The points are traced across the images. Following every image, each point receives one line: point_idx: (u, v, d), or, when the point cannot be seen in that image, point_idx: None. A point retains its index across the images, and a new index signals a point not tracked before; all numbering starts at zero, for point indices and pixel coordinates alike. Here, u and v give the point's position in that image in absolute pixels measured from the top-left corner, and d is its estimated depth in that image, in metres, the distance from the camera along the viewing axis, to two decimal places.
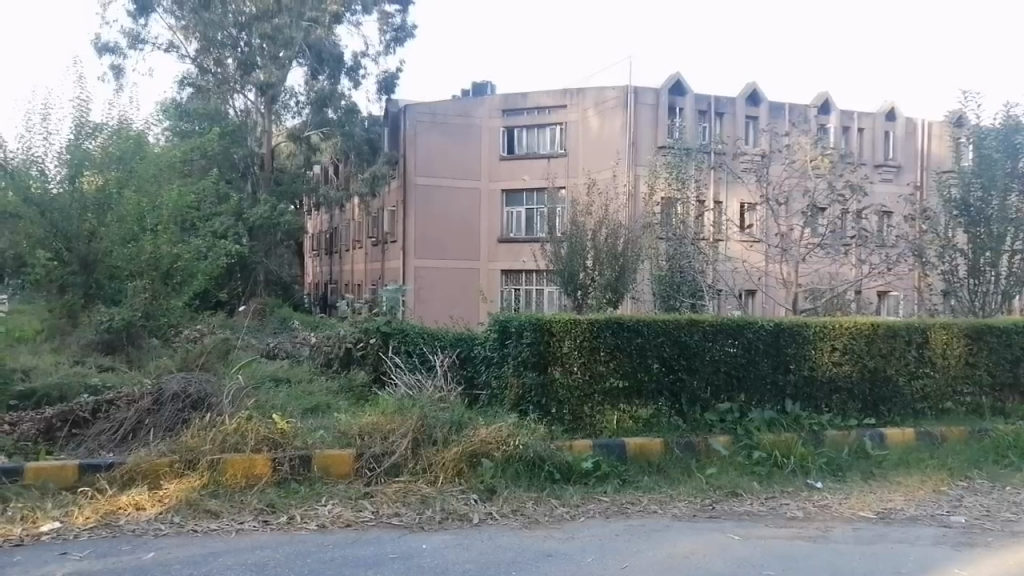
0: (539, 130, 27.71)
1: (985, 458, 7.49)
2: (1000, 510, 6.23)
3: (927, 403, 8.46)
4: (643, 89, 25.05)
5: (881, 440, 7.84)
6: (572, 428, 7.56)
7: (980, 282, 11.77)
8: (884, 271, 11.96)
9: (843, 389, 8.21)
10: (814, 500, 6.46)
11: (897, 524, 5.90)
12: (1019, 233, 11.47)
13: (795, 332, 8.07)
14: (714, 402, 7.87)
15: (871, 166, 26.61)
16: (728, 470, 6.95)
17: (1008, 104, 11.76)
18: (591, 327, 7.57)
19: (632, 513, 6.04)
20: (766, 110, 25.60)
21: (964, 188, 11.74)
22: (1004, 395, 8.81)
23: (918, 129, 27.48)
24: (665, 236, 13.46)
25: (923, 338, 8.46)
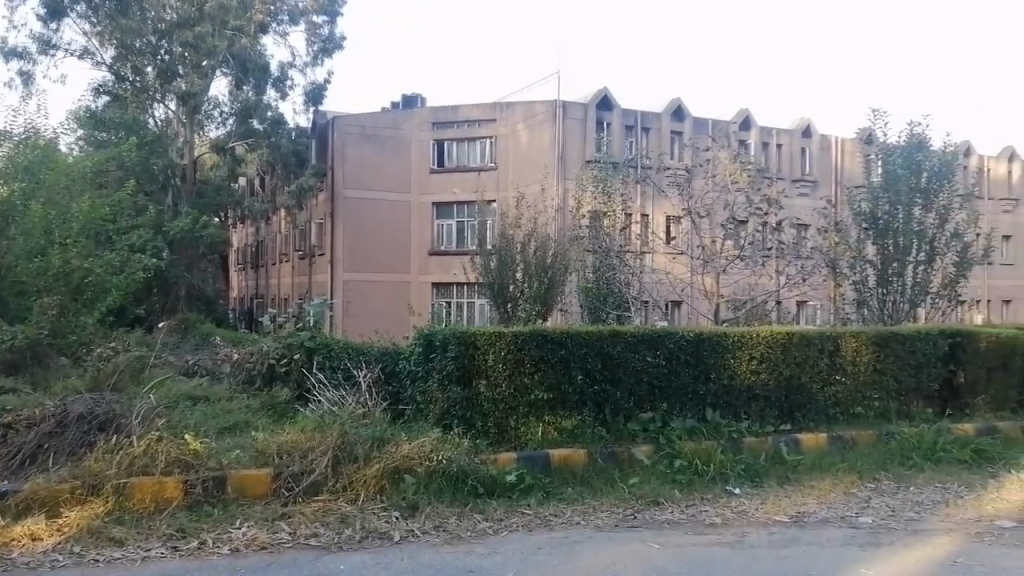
0: (469, 143, 27.71)
1: (892, 460, 7.83)
2: (903, 509, 6.52)
3: (839, 409, 8.79)
4: (572, 103, 25.36)
5: (796, 446, 8.10)
6: (497, 441, 7.54)
7: (889, 291, 12.32)
8: (799, 281, 12.41)
9: (761, 397, 8.45)
10: (732, 506, 6.61)
11: (809, 527, 6.10)
12: (923, 245, 12.08)
13: (715, 341, 8.26)
14: (637, 412, 7.97)
15: (789, 180, 27.66)
16: (650, 479, 7.06)
17: (912, 122, 12.39)
18: (516, 340, 7.58)
19: (555, 526, 6.06)
20: (690, 126, 26.29)
21: (873, 201, 12.31)
22: (910, 400, 9.22)
23: (832, 145, 28.73)
24: (591, 248, 13.64)
25: (835, 346, 8.79)
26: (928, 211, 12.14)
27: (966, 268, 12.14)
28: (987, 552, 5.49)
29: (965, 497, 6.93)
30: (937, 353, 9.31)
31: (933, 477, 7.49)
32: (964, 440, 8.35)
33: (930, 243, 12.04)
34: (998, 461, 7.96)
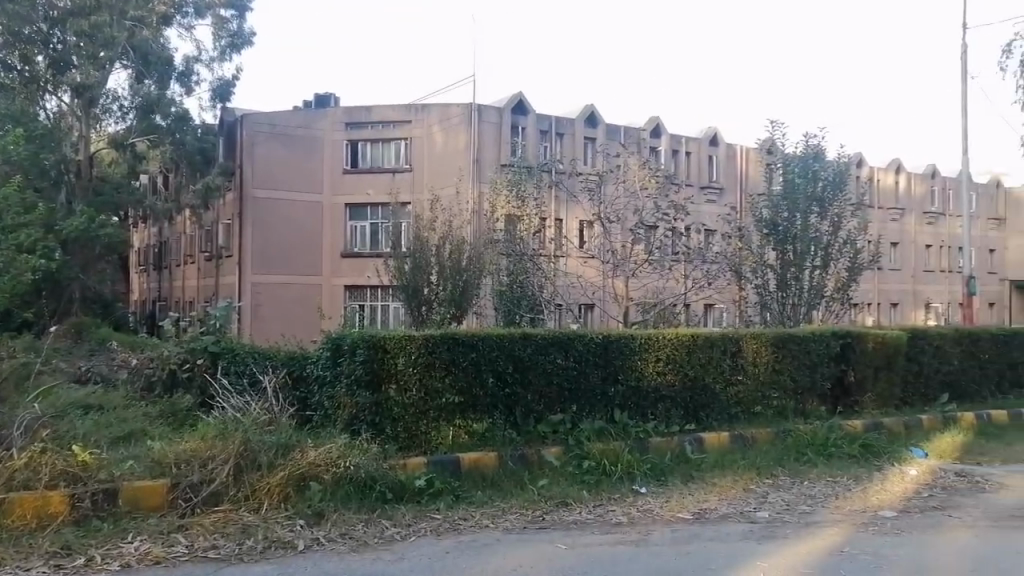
0: (384, 145, 27.39)
1: (789, 456, 8.19)
2: (797, 504, 6.83)
3: (741, 407, 9.14)
4: (487, 107, 25.44)
5: (700, 444, 8.36)
6: (406, 446, 7.47)
7: (787, 295, 12.90)
8: (704, 285, 12.83)
9: (667, 398, 8.69)
10: (638, 505, 6.75)
11: (710, 523, 6.29)
12: (818, 251, 12.71)
13: (623, 343, 8.44)
14: (547, 414, 8.05)
15: (697, 187, 28.57)
16: (560, 480, 7.13)
17: (808, 134, 13.03)
18: (426, 343, 7.52)
19: (464, 530, 6.04)
20: (603, 132, 26.81)
21: (773, 208, 12.88)
22: (806, 398, 9.66)
23: (737, 154, 29.88)
24: (505, 252, 13.71)
25: (736, 348, 9.13)
26: (823, 218, 12.78)
27: (857, 273, 12.83)
28: (871, 541, 5.81)
29: (853, 490, 7.32)
30: (830, 353, 9.81)
31: (825, 472, 7.88)
32: (854, 436, 8.81)
33: (824, 248, 12.69)
34: (883, 455, 8.44)
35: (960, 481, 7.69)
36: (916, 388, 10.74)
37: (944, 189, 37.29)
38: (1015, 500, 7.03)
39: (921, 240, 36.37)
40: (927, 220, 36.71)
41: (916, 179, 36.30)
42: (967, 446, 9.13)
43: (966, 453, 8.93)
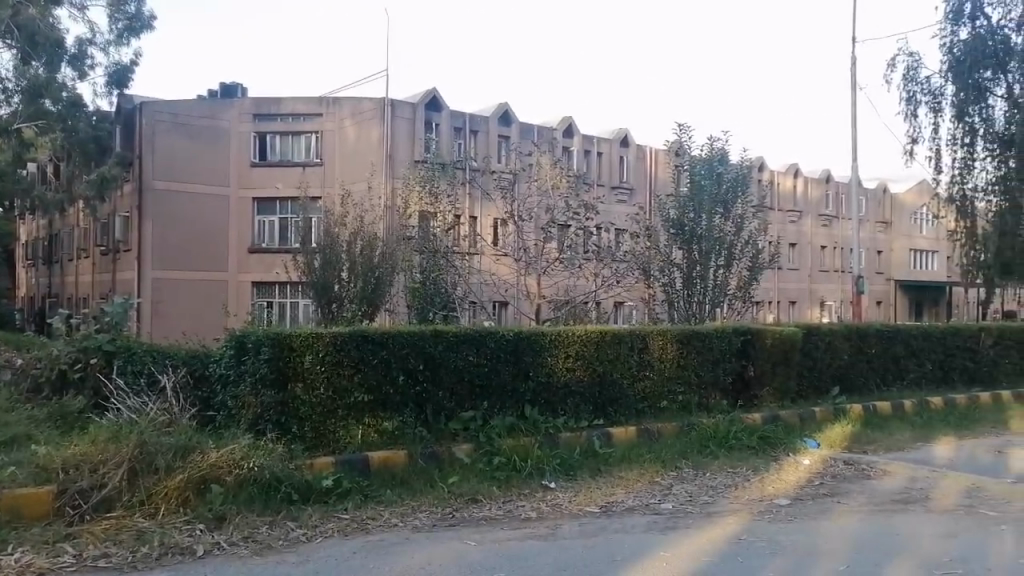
0: (294, 137, 26.66)
1: (692, 449, 8.47)
2: (699, 495, 7.07)
3: (647, 402, 9.39)
4: (400, 102, 25.15)
5: (608, 438, 8.55)
6: (313, 446, 7.31)
7: (693, 293, 13.33)
8: (614, 282, 13.11)
9: (576, 393, 8.83)
10: (547, 500, 6.83)
11: (616, 515, 6.44)
12: (722, 251, 13.19)
13: (533, 340, 8.50)
14: (458, 411, 8.04)
15: (608, 187, 29.16)
16: (470, 477, 7.13)
17: (713, 137, 13.51)
18: (334, 341, 7.37)
19: (372, 529, 5.96)
20: (516, 130, 26.97)
21: (680, 209, 13.28)
22: (709, 393, 10.02)
23: (647, 156, 30.66)
24: (418, 248, 13.63)
25: (643, 344, 9.36)
26: (726, 219, 13.28)
27: (758, 272, 13.39)
28: (768, 528, 6.07)
29: (751, 479, 7.63)
30: (731, 349, 10.20)
31: (725, 463, 8.19)
32: (753, 428, 9.18)
33: (728, 248, 13.18)
34: (779, 446, 8.85)
35: (848, 469, 8.15)
36: (810, 381, 11.30)
37: (836, 193, 39.41)
38: (896, 485, 7.51)
39: (816, 241, 38.32)
40: (821, 222, 38.71)
41: (811, 183, 38.22)
42: (855, 436, 9.68)
43: (854, 442, 9.47)
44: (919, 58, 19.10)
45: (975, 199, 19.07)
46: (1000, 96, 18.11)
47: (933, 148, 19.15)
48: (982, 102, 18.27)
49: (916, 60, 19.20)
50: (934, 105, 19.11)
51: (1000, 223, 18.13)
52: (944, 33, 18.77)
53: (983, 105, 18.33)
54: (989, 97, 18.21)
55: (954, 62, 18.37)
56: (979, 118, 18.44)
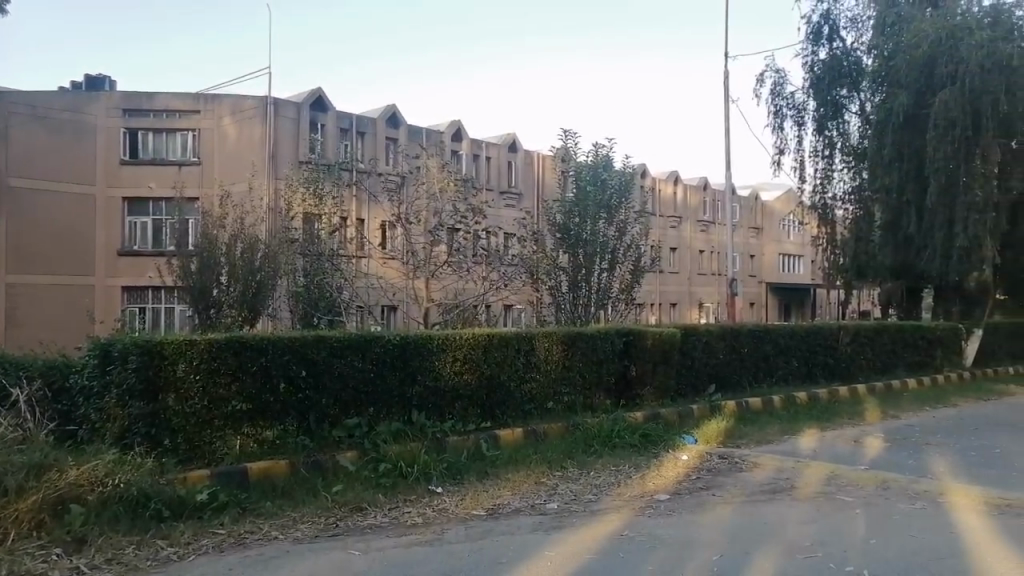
0: (168, 134, 25.28)
1: (577, 448, 8.65)
2: (584, 493, 7.22)
3: (534, 403, 9.52)
4: (283, 101, 24.37)
5: (495, 441, 8.60)
6: (186, 459, 6.94)
7: (578, 295, 13.65)
8: (502, 286, 13.22)
9: (464, 396, 8.83)
10: (433, 505, 6.77)
11: (502, 518, 6.46)
12: (604, 255, 13.56)
13: (419, 345, 8.41)
14: (342, 418, 7.86)
15: (496, 191, 29.41)
16: (354, 485, 6.97)
17: (598, 144, 13.86)
18: (211, 348, 7.04)
19: (250, 543, 5.72)
20: (404, 132, 26.74)
21: (566, 214, 13.54)
22: (594, 394, 10.28)
23: (534, 161, 31.12)
24: (303, 252, 13.26)
25: (530, 346, 9.47)
26: (609, 223, 13.63)
27: (640, 275, 13.86)
28: (648, 523, 6.27)
29: (633, 477, 7.86)
30: (614, 350, 10.49)
31: (608, 461, 8.41)
32: (635, 427, 9.47)
33: (610, 252, 13.57)
34: (660, 443, 9.16)
35: (722, 463, 8.55)
36: (688, 380, 11.79)
37: (713, 200, 41.37)
38: (765, 476, 7.94)
39: (694, 246, 40.07)
40: (699, 228, 40.55)
41: (690, 190, 39.98)
42: (729, 431, 10.16)
43: (729, 437, 9.94)
44: (784, 75, 20.38)
45: (835, 207, 20.37)
46: (854, 113, 19.64)
47: (797, 159, 20.46)
48: (838, 117, 19.70)
49: (781, 76, 20.45)
50: (797, 120, 20.44)
51: (856, 229, 19.58)
52: (806, 52, 20.11)
53: (839, 120, 19.78)
54: (845, 112, 19.68)
55: (815, 79, 19.72)
56: (836, 132, 19.84)
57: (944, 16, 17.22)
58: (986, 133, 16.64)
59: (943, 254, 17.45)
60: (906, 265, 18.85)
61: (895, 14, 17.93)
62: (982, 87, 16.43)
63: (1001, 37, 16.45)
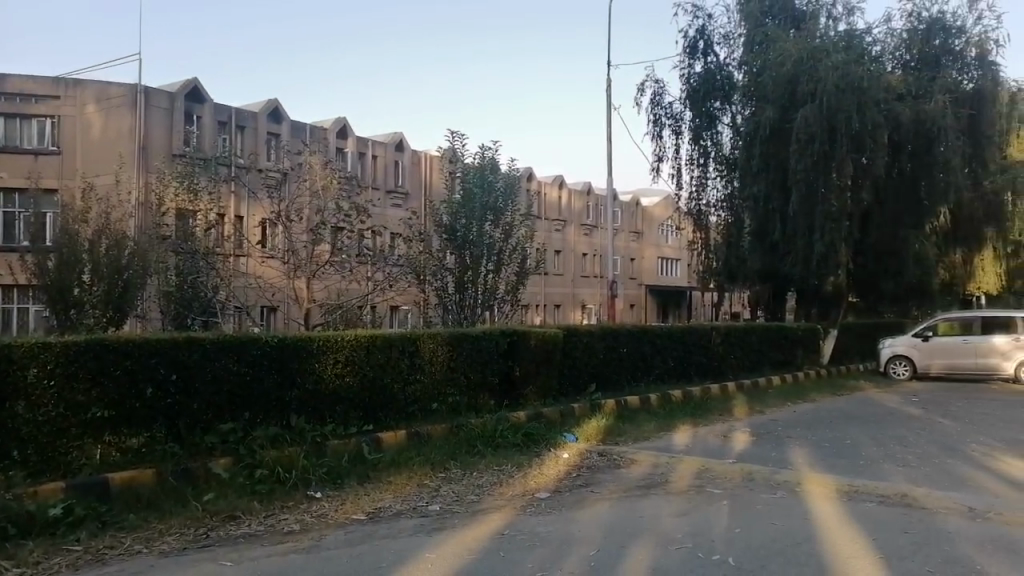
0: (22, 121, 23.37)
1: (460, 450, 8.65)
2: (466, 494, 7.24)
3: (418, 405, 9.46)
4: (155, 90, 23.06)
5: (377, 444, 8.48)
6: (39, 471, 6.43)
7: (464, 297, 13.70)
8: (386, 286, 13.05)
9: (345, 399, 8.65)
10: (311, 511, 6.60)
11: (383, 521, 6.38)
12: (490, 256, 13.67)
13: (299, 347, 8.17)
14: (215, 423, 7.52)
15: (382, 190, 29.03)
16: (228, 493, 6.69)
17: (483, 146, 13.95)
18: (67, 351, 6.56)
19: (110, 559, 5.38)
20: (287, 128, 25.95)
21: (452, 215, 13.53)
22: (479, 395, 10.33)
23: (421, 161, 30.97)
24: (176, 249, 12.54)
25: (414, 348, 9.39)
26: (496, 225, 13.73)
27: (525, 276, 14.04)
28: (528, 522, 6.36)
29: (515, 476, 7.96)
30: (498, 351, 10.60)
31: (491, 461, 8.48)
32: (518, 426, 9.57)
33: (496, 253, 13.69)
34: (541, 442, 9.30)
35: (601, 460, 8.80)
36: (570, 379, 12.05)
37: (596, 204, 42.55)
38: (641, 472, 8.24)
39: (578, 249, 41.06)
40: (583, 231, 41.54)
41: (574, 194, 40.94)
42: (608, 429, 10.46)
43: (608, 435, 10.23)
44: (663, 85, 21.22)
45: (709, 214, 21.34)
46: (726, 124, 20.66)
47: (674, 167, 21.34)
48: (713, 128, 20.73)
49: (660, 87, 21.29)
50: (675, 128, 21.32)
51: (728, 236, 20.67)
52: (682, 65, 21.03)
53: (713, 130, 20.76)
54: (718, 124, 20.70)
55: (691, 91, 20.69)
56: (710, 142, 20.79)
57: (806, 38, 18.50)
58: (841, 148, 17.81)
59: (804, 259, 18.71)
60: (772, 269, 20.05)
61: (764, 33, 19.19)
62: (838, 105, 17.63)
63: (854, 59, 17.80)
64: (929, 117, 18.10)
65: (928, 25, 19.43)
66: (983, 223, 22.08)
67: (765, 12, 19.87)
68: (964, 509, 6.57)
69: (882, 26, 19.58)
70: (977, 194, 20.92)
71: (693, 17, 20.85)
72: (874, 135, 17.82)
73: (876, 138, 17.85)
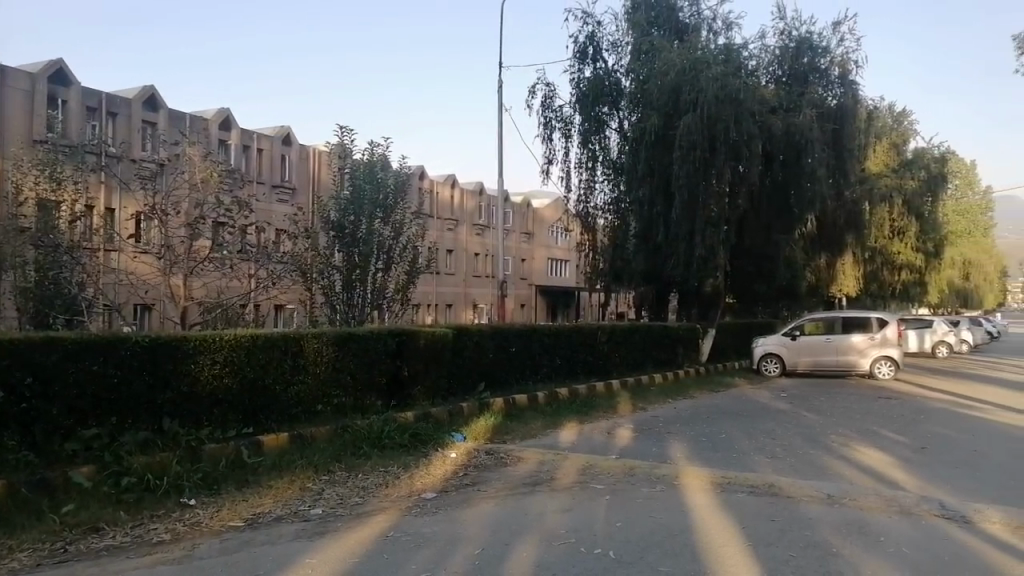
0: None
1: (345, 452, 8.47)
2: (350, 497, 7.09)
3: (301, 407, 9.20)
4: (14, 70, 21.28)
5: (257, 447, 8.18)
6: None
7: (352, 296, 13.45)
8: (270, 285, 12.57)
9: (224, 402, 8.29)
10: (183, 519, 6.27)
11: (262, 527, 6.15)
12: (379, 255, 13.46)
13: (173, 347, 7.77)
14: (78, 429, 7.02)
15: (268, 185, 28.06)
16: (90, 504, 6.26)
17: (374, 142, 13.74)
18: None
19: None
20: (164, 117, 24.67)
21: (340, 212, 13.22)
22: (365, 396, 10.16)
23: (309, 156, 30.19)
24: (36, 243, 11.59)
25: (297, 348, 9.11)
26: (385, 223, 13.53)
27: (414, 275, 13.93)
28: (414, 523, 6.29)
29: (401, 477, 7.88)
30: (385, 351, 10.46)
31: (377, 463, 8.34)
32: (405, 427, 9.46)
33: (386, 251, 13.51)
34: (429, 442, 9.22)
35: (488, 459, 8.85)
36: (459, 378, 12.03)
37: (488, 205, 42.73)
38: (527, 469, 8.35)
39: (470, 248, 41.14)
40: (475, 231, 41.64)
41: (466, 194, 40.95)
42: (496, 428, 10.53)
43: (496, 433, 10.30)
44: (553, 89, 21.54)
45: (596, 217, 21.78)
46: (614, 129, 21.10)
47: (564, 169, 21.72)
48: (600, 133, 21.05)
49: (550, 90, 21.60)
50: (565, 131, 21.68)
51: (615, 238, 21.28)
52: (572, 70, 21.43)
53: (601, 135, 21.17)
54: (606, 128, 21.09)
55: (581, 95, 20.96)
56: (598, 146, 21.18)
57: (689, 49, 19.28)
58: (719, 156, 18.73)
59: (685, 262, 19.53)
60: (655, 271, 20.79)
61: (649, 43, 19.85)
62: (717, 115, 18.51)
63: (732, 72, 18.72)
64: (798, 129, 19.32)
65: (798, 43, 20.70)
66: (845, 230, 23.75)
67: (651, 22, 20.57)
68: (824, 497, 7.03)
69: (757, 42, 20.70)
70: (839, 203, 22.50)
71: (583, 23, 21.27)
72: (749, 144, 18.82)
73: (751, 147, 18.90)
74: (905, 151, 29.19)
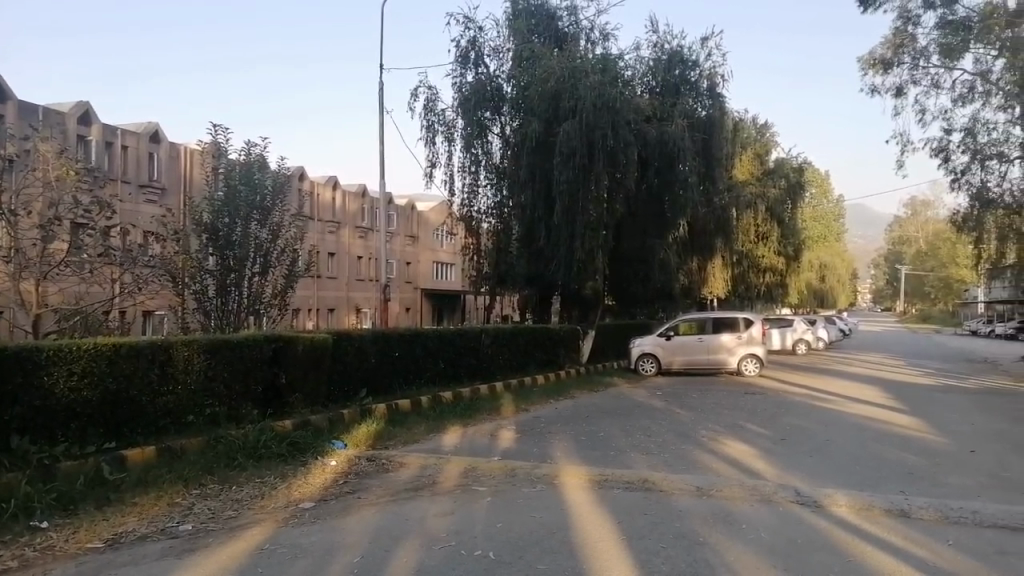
0: None
1: (217, 464, 8.12)
2: (223, 510, 6.81)
3: (169, 418, 8.74)
4: None
5: (121, 462, 7.71)
6: None
7: (226, 301, 12.88)
8: (135, 290, 11.87)
9: (82, 415, 7.76)
10: (33, 544, 5.82)
11: (125, 548, 5.81)
12: (256, 258, 12.98)
13: (22, 359, 7.21)
14: None
15: (133, 184, 26.48)
16: None
17: (250, 142, 13.24)
18: None
19: None
20: (13, 108, 22.77)
21: (214, 214, 12.60)
22: (240, 405, 9.77)
23: (179, 155, 28.83)
24: None
25: (165, 356, 8.65)
26: (262, 225, 13.03)
27: (293, 280, 13.53)
28: (290, 534, 6.12)
29: (278, 487, 7.64)
30: (261, 358, 10.09)
31: (252, 474, 8.04)
32: (283, 435, 9.15)
33: (263, 253, 13.05)
34: (308, 449, 8.95)
35: (369, 465, 8.72)
36: (340, 384, 11.80)
37: (371, 207, 42.13)
38: (409, 474, 8.28)
39: (352, 251, 40.43)
40: (357, 234, 40.93)
41: (349, 196, 40.20)
42: (378, 434, 10.39)
43: (378, 440, 10.17)
44: (435, 92, 21.45)
45: (480, 220, 21.83)
46: (496, 134, 21.10)
47: (447, 173, 21.67)
48: (483, 137, 20.97)
49: (433, 92, 21.53)
50: (447, 134, 21.65)
51: (498, 242, 21.46)
52: (455, 74, 21.47)
53: (483, 139, 21.07)
54: (488, 133, 21.05)
55: (463, 98, 20.75)
56: (481, 150, 21.09)
57: (568, 57, 19.77)
58: (597, 162, 19.31)
59: (566, 264, 20.01)
60: (537, 274, 21.15)
61: (530, 50, 20.17)
62: (595, 122, 19.08)
63: (609, 81, 19.29)
64: (671, 138, 20.17)
65: (670, 56, 21.64)
66: (714, 235, 25.06)
67: (532, 29, 20.92)
68: (692, 489, 7.39)
69: (633, 53, 21.48)
70: (709, 209, 23.76)
71: (464, 28, 21.34)
72: (626, 152, 19.55)
73: (627, 154, 19.63)
74: (767, 160, 31.16)
